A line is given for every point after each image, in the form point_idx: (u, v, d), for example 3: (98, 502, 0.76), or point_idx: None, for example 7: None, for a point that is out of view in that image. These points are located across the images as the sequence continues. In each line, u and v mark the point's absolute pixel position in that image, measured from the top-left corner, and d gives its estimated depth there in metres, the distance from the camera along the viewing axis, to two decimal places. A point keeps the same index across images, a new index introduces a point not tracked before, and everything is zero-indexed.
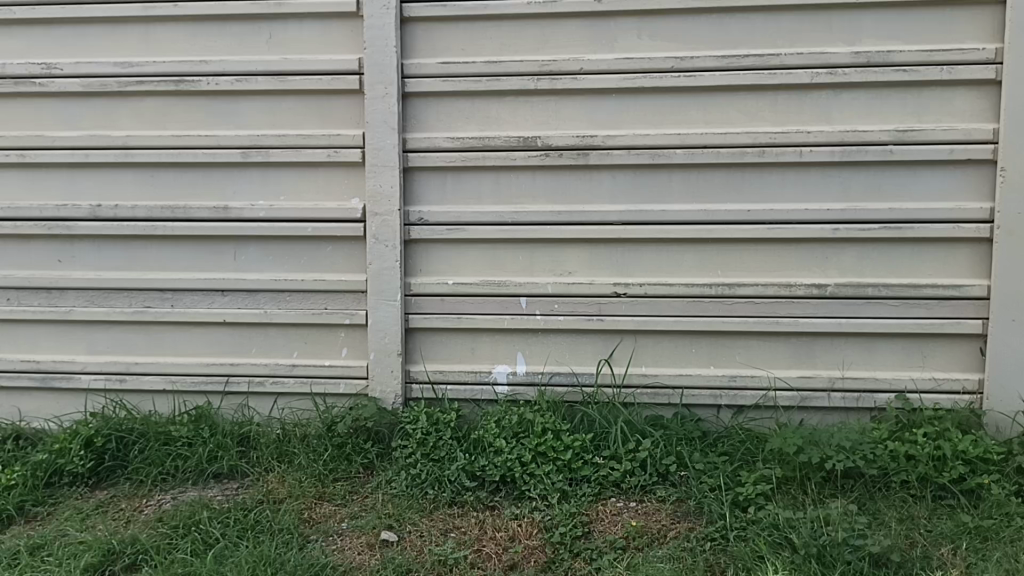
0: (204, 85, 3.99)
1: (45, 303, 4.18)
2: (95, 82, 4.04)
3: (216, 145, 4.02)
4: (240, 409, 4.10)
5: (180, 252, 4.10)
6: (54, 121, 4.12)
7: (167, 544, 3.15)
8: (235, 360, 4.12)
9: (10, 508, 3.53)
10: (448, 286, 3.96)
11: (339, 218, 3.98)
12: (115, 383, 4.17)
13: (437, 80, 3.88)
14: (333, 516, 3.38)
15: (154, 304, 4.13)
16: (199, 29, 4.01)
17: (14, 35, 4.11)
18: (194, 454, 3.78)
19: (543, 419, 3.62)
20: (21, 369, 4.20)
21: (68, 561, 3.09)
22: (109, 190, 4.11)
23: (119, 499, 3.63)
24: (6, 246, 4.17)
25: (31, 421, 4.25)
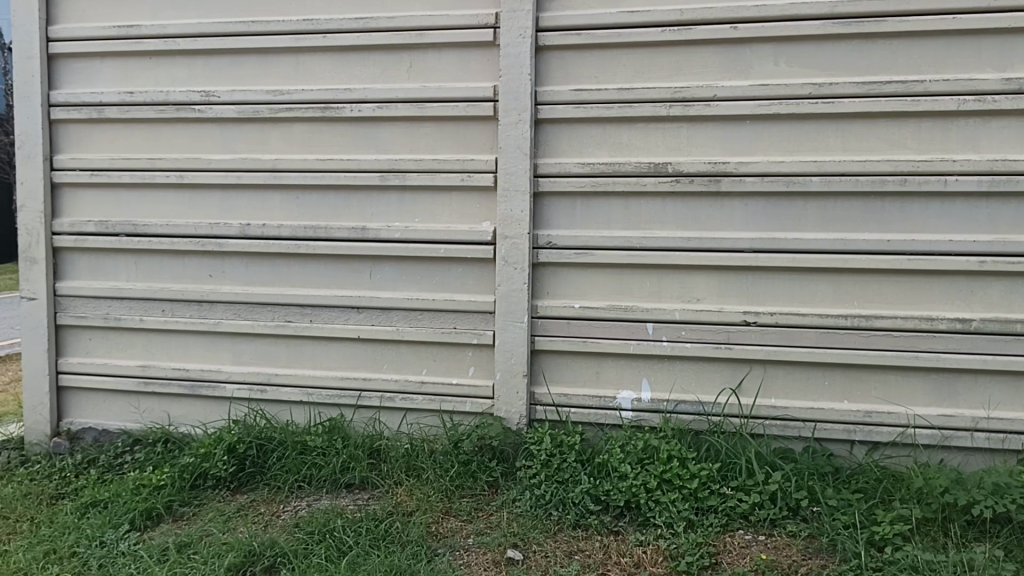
0: (348, 112, 4.19)
1: (196, 314, 4.45)
2: (249, 108, 4.31)
3: (356, 169, 4.21)
4: (371, 422, 4.25)
5: (321, 270, 4.30)
6: (210, 145, 4.41)
7: (303, 549, 3.28)
8: (368, 375, 4.28)
9: (159, 506, 3.76)
10: (575, 309, 4.00)
11: (470, 240, 4.09)
12: (256, 393, 4.39)
13: (570, 106, 3.95)
14: (459, 531, 3.46)
15: (295, 319, 4.34)
16: (345, 58, 4.23)
17: (177, 65, 4.42)
18: (328, 464, 3.94)
19: (669, 446, 3.61)
20: (172, 376, 4.49)
21: (213, 560, 3.26)
22: (257, 210, 4.36)
23: (258, 503, 3.82)
24: (164, 260, 4.48)
25: (180, 425, 4.53)
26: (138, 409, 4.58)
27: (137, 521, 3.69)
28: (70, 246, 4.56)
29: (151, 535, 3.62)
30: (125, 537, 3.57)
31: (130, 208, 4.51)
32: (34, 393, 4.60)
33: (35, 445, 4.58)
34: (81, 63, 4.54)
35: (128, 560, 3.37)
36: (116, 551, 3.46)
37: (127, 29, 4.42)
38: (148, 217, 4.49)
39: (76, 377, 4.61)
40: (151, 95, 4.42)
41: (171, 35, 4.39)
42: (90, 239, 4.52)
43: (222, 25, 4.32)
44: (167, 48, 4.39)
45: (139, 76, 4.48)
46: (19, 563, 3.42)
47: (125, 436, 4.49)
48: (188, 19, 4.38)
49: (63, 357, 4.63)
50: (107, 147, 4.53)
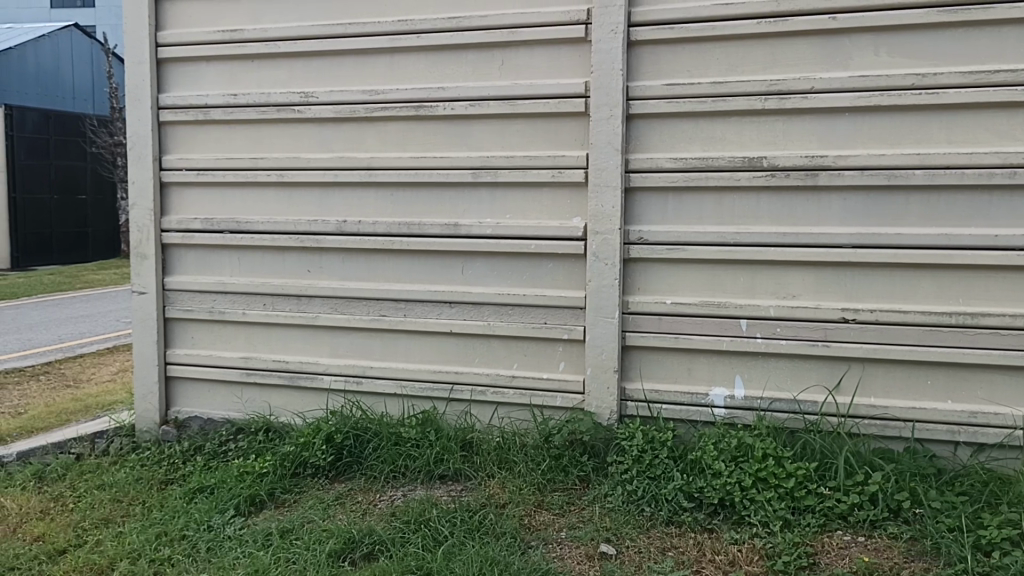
0: (441, 110, 4.27)
1: (295, 308, 4.61)
2: (346, 108, 4.44)
3: (449, 166, 4.28)
4: (463, 415, 4.31)
5: (414, 265, 4.39)
6: (308, 144, 4.55)
7: (401, 538, 3.37)
8: (460, 368, 4.34)
9: (263, 493, 3.92)
10: (666, 305, 3.98)
11: (561, 236, 4.11)
12: (352, 385, 4.51)
13: (663, 101, 3.93)
14: (552, 525, 3.49)
15: (389, 313, 4.44)
16: (439, 58, 4.30)
17: (278, 67, 4.59)
18: (422, 455, 4.03)
19: (764, 444, 3.57)
20: (273, 367, 4.65)
21: (314, 545, 3.38)
22: (354, 207, 4.48)
23: (355, 492, 3.93)
24: (266, 256, 4.65)
25: (279, 415, 4.67)
26: (241, 399, 4.75)
27: (242, 506, 3.85)
28: (177, 243, 4.78)
29: (255, 520, 3.77)
30: (231, 521, 3.73)
31: (234, 206, 4.71)
32: (144, 382, 4.84)
33: (146, 432, 4.82)
34: (188, 67, 4.75)
35: (234, 544, 3.52)
36: (223, 535, 3.62)
37: (232, 34, 4.62)
38: (251, 214, 4.67)
39: (183, 368, 4.82)
40: (253, 97, 4.61)
41: (273, 39, 4.56)
42: (196, 236, 4.74)
43: (321, 27, 4.46)
44: (269, 51, 4.56)
45: (242, 78, 4.67)
46: (134, 543, 3.62)
47: (229, 424, 4.67)
48: (288, 23, 4.55)
49: (171, 348, 4.85)
50: (212, 147, 4.73)
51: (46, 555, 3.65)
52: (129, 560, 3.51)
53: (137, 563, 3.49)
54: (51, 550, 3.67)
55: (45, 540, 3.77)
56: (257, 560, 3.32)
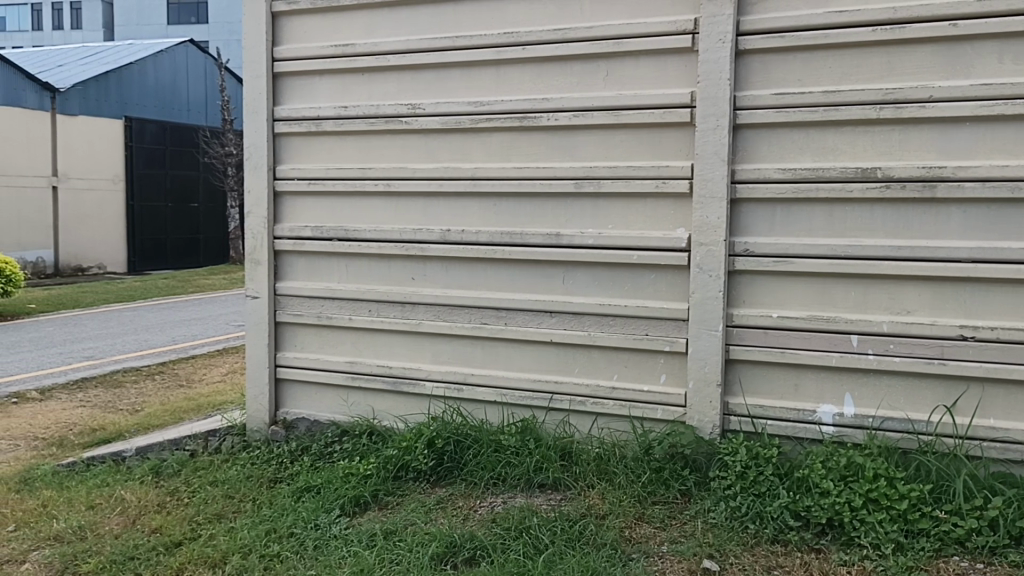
0: (545, 121, 4.31)
1: (399, 315, 4.71)
2: (452, 119, 4.52)
3: (552, 176, 4.31)
4: (562, 425, 4.31)
5: (516, 275, 4.43)
6: (415, 154, 4.66)
7: (501, 544, 3.40)
8: (560, 378, 4.34)
9: (367, 494, 4.02)
10: (773, 319, 3.90)
11: (664, 246, 4.08)
12: (453, 391, 4.57)
13: (772, 111, 3.86)
14: (653, 538, 3.47)
15: (490, 321, 4.49)
16: (544, 69, 4.35)
17: (388, 80, 4.73)
18: (522, 463, 4.05)
19: (875, 464, 3.45)
20: (376, 372, 4.75)
21: (417, 548, 3.44)
22: (458, 216, 4.56)
23: (456, 497, 3.99)
24: (373, 263, 4.78)
25: (382, 419, 4.77)
26: (346, 402, 4.88)
27: (347, 507, 3.96)
28: (289, 249, 4.96)
29: (359, 520, 3.86)
30: (337, 521, 3.84)
31: (343, 214, 4.86)
32: (255, 384, 5.03)
33: (256, 432, 5.01)
34: (303, 80, 4.94)
35: (339, 544, 3.61)
36: (329, 534, 3.72)
37: (344, 48, 4.78)
38: (359, 222, 4.81)
39: (291, 370, 4.98)
40: (363, 109, 4.75)
41: (383, 52, 4.70)
42: (306, 243, 4.91)
43: (430, 40, 4.58)
44: (380, 64, 4.70)
45: (353, 91, 4.82)
46: (245, 539, 3.76)
47: (334, 427, 4.80)
48: (398, 37, 4.68)
49: (280, 351, 5.03)
50: (323, 158, 4.90)
51: (164, 546, 3.83)
52: (241, 554, 3.65)
53: (248, 558, 3.62)
54: (168, 542, 3.85)
55: (163, 532, 3.96)
56: (362, 560, 3.40)
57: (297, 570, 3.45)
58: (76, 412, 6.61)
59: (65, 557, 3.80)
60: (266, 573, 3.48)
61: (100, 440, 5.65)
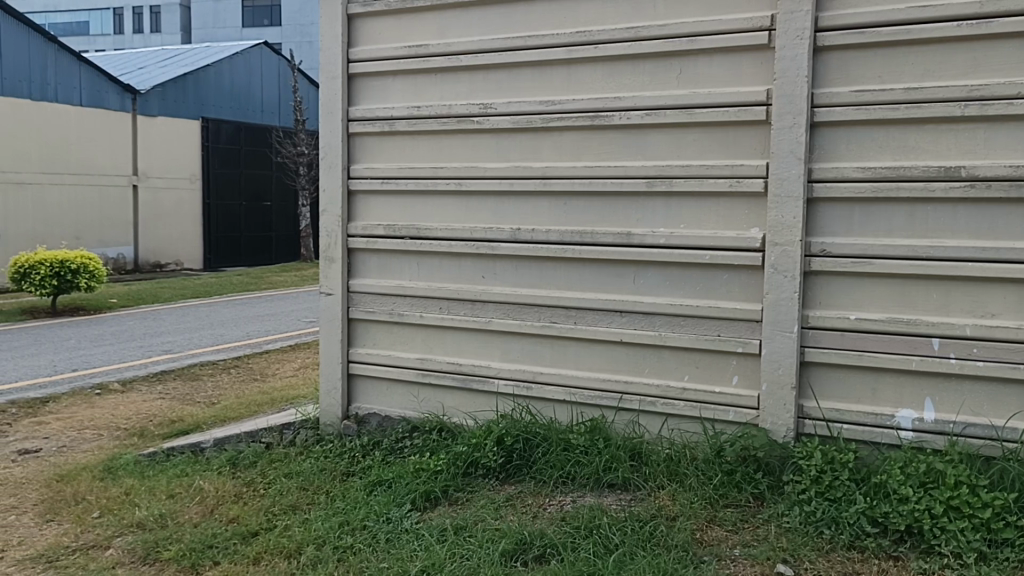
0: (617, 120, 4.29)
1: (469, 313, 4.75)
2: (523, 119, 4.55)
3: (623, 175, 4.30)
4: (631, 425, 4.29)
5: (586, 274, 4.43)
6: (486, 153, 4.69)
7: (572, 542, 3.41)
8: (630, 378, 4.32)
9: (437, 490, 4.06)
10: (850, 321, 3.82)
11: (737, 246, 4.03)
12: (522, 390, 4.58)
13: (850, 109, 3.78)
14: (725, 541, 3.43)
15: (560, 320, 4.50)
16: (616, 68, 4.33)
17: (460, 80, 4.78)
18: (592, 462, 4.04)
19: (957, 471, 3.35)
20: (447, 369, 4.80)
21: (487, 544, 3.46)
22: (528, 215, 4.58)
23: (525, 495, 4.01)
24: (444, 262, 4.83)
25: (452, 416, 4.82)
26: (416, 398, 4.94)
27: (418, 501, 4.01)
28: (362, 247, 5.05)
29: (430, 515, 3.91)
30: (408, 515, 3.89)
31: (415, 213, 4.92)
32: (329, 379, 5.13)
33: (329, 426, 5.11)
34: (376, 81, 5.02)
35: (411, 537, 3.66)
36: (400, 528, 3.78)
37: (417, 49, 4.85)
38: (430, 221, 4.87)
39: (364, 366, 5.07)
40: (435, 108, 4.81)
41: (455, 52, 4.75)
42: (379, 241, 4.99)
43: (501, 40, 4.61)
44: (452, 65, 4.75)
45: (425, 91, 4.88)
46: (320, 530, 3.85)
47: (404, 423, 4.87)
48: (470, 37, 4.72)
49: (353, 347, 5.12)
50: (396, 157, 4.97)
51: (241, 535, 3.94)
52: (315, 545, 3.74)
53: (322, 549, 3.70)
54: (245, 531, 3.96)
55: (240, 522, 4.07)
56: (433, 554, 3.45)
57: (370, 562, 3.51)
58: (156, 404, 6.84)
59: (147, 544, 3.94)
60: (339, 564, 3.55)
61: (179, 431, 5.84)
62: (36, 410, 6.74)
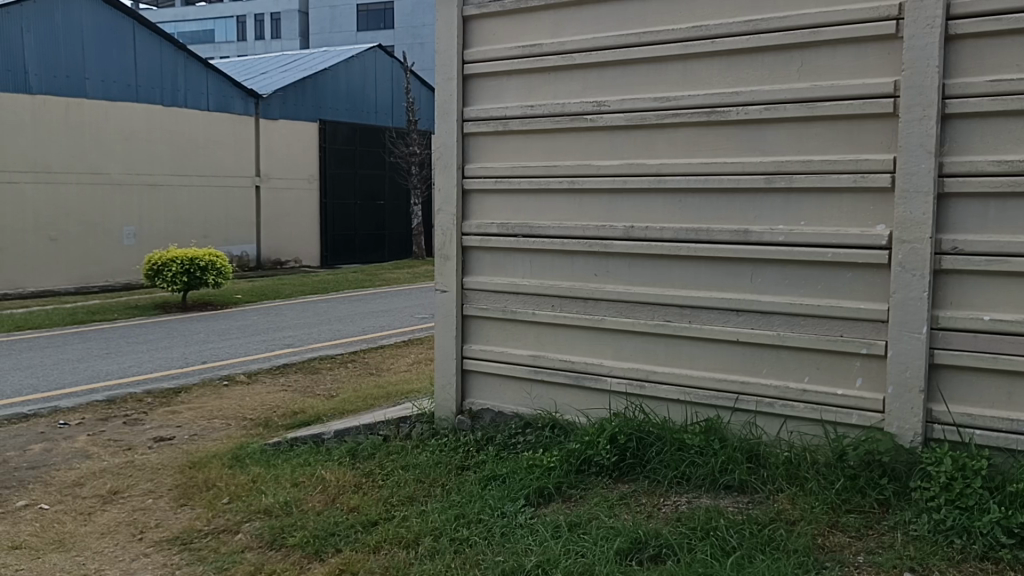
0: (735, 115, 4.22)
1: (582, 311, 4.76)
2: (637, 116, 4.52)
3: (741, 171, 4.22)
4: (748, 426, 4.20)
5: (701, 272, 4.36)
6: (600, 151, 4.69)
7: (688, 543, 3.38)
8: (746, 378, 4.24)
9: (551, 486, 4.10)
10: (984, 322, 3.63)
11: (862, 244, 3.90)
12: (635, 388, 4.56)
13: (985, 99, 3.60)
14: (848, 547, 3.34)
15: (675, 319, 4.45)
16: (733, 62, 4.26)
17: (573, 78, 4.79)
18: (708, 463, 4.00)
19: None
20: (560, 367, 4.82)
21: (602, 541, 3.47)
22: (642, 213, 4.55)
23: (639, 494, 3.99)
24: (556, 259, 4.86)
25: (565, 413, 4.83)
26: (529, 395, 4.98)
27: (532, 497, 4.06)
28: (476, 245, 5.13)
29: (544, 511, 3.96)
30: (522, 510, 3.94)
31: (528, 211, 4.97)
32: (444, 374, 5.24)
33: (444, 420, 5.22)
34: (491, 81, 5.09)
35: (526, 532, 3.70)
36: (515, 522, 3.83)
37: (531, 49, 4.89)
38: (543, 220, 4.90)
39: (478, 362, 5.15)
40: (549, 107, 4.84)
41: (569, 51, 4.77)
42: (493, 239, 5.06)
43: (616, 37, 4.60)
44: (565, 63, 4.77)
45: (539, 90, 4.92)
46: (437, 522, 3.94)
47: (518, 419, 4.92)
48: (584, 35, 4.73)
49: (467, 343, 5.21)
50: (510, 156, 5.03)
51: (361, 524, 4.07)
52: (432, 536, 3.83)
53: (438, 540, 3.79)
54: (365, 520, 4.09)
55: (360, 511, 4.20)
56: (548, 549, 3.48)
57: (486, 556, 3.57)
58: (279, 396, 7.13)
59: (273, 530, 4.12)
60: (456, 556, 3.63)
61: (301, 422, 6.07)
62: (169, 400, 7.14)
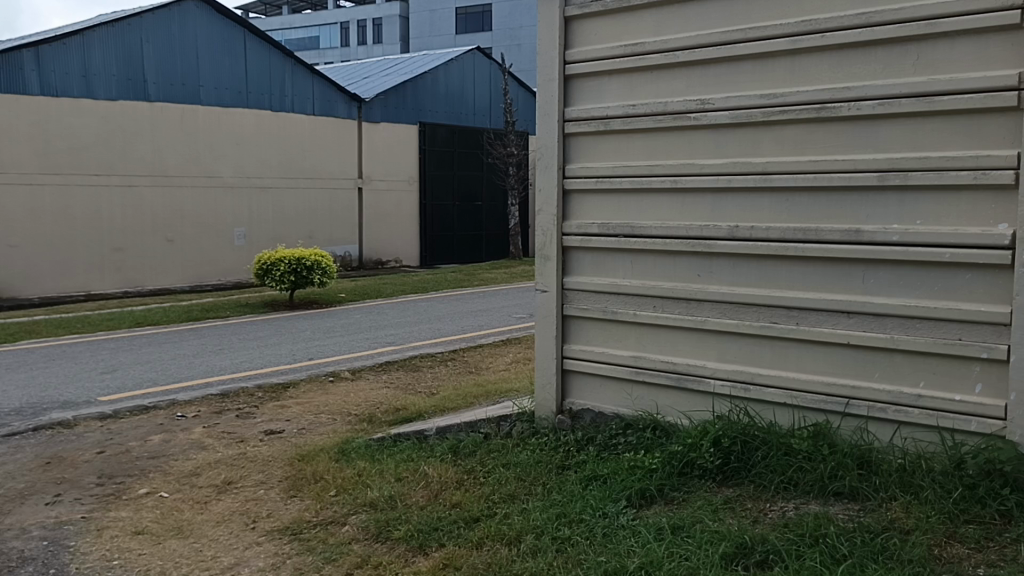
0: (845, 111, 4.10)
1: (684, 312, 4.70)
2: (743, 113, 4.44)
3: (852, 169, 4.10)
4: (859, 432, 4.07)
5: (810, 273, 4.25)
6: (704, 150, 4.63)
7: (796, 550, 3.31)
8: (857, 383, 4.11)
9: (652, 488, 4.07)
10: None
11: (983, 243, 3.74)
12: (740, 391, 4.48)
13: None
14: (967, 559, 3.20)
15: (781, 320, 4.36)
16: (844, 56, 4.14)
17: (676, 76, 4.74)
18: (816, 469, 3.90)
19: None
20: (661, 368, 4.79)
21: (707, 546, 3.43)
22: (748, 213, 4.47)
23: (744, 498, 3.92)
24: (658, 260, 4.82)
25: (666, 414, 4.80)
26: (630, 396, 4.95)
27: (633, 498, 4.04)
28: (577, 245, 5.14)
29: (646, 512, 3.93)
30: (624, 511, 3.93)
31: (629, 211, 4.94)
32: (545, 373, 5.26)
33: (545, 419, 5.24)
34: (592, 82, 5.08)
35: (628, 534, 3.69)
36: (617, 523, 3.82)
37: (633, 47, 4.87)
38: (645, 219, 4.87)
39: (578, 362, 5.15)
40: (651, 106, 4.80)
41: (672, 49, 4.72)
42: (594, 239, 5.05)
43: (720, 34, 4.53)
44: (669, 61, 4.73)
45: (642, 89, 4.89)
46: (538, 520, 3.96)
47: (619, 419, 4.91)
48: (688, 32, 4.68)
49: (567, 343, 5.21)
50: (612, 156, 5.01)
51: (464, 520, 4.13)
52: (534, 534, 3.86)
53: (541, 538, 3.82)
54: (467, 516, 4.15)
55: (463, 507, 4.27)
56: (651, 552, 3.45)
57: (589, 555, 3.57)
58: (381, 392, 7.30)
59: (379, 523, 4.23)
60: (558, 555, 3.65)
61: (403, 419, 6.20)
62: (278, 394, 7.40)
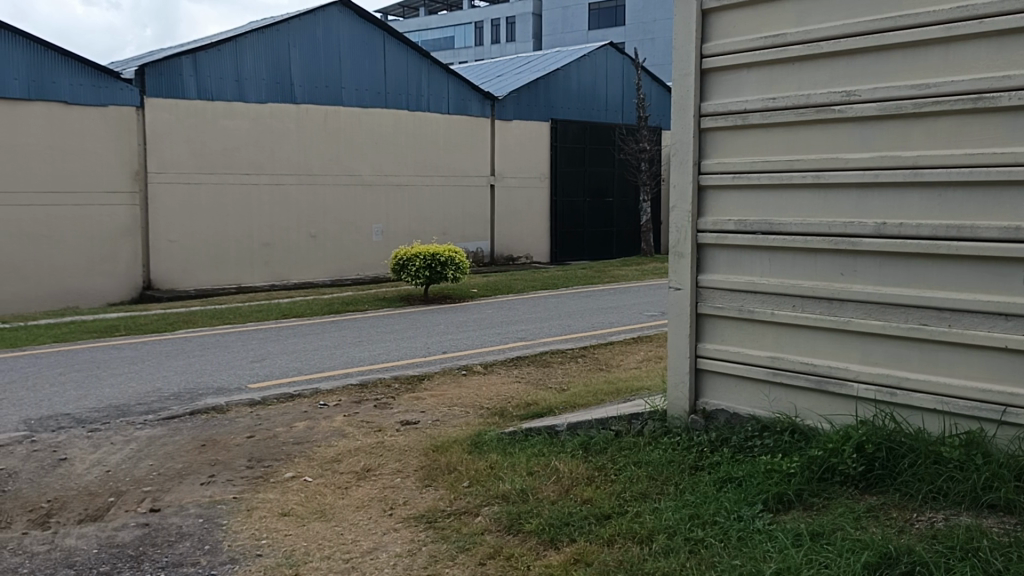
0: (1005, 101, 3.87)
1: (826, 311, 4.55)
2: (891, 105, 4.25)
3: (1012, 162, 3.86)
4: (1016, 442, 3.82)
5: (964, 272, 4.03)
6: (849, 144, 4.45)
7: (945, 563, 3.15)
8: (1015, 390, 3.86)
9: (790, 493, 3.96)
10: None
11: None
12: (885, 395, 4.30)
13: None
14: None
15: (931, 322, 4.15)
16: (1003, 43, 3.90)
17: (820, 68, 4.58)
18: (968, 480, 3.70)
19: None
20: (801, 369, 4.65)
21: (847, 554, 3.31)
22: (896, 209, 4.27)
23: (888, 507, 3.76)
24: (798, 257, 4.68)
25: (806, 418, 4.66)
26: (766, 397, 4.83)
27: (770, 502, 3.95)
28: (712, 242, 5.05)
29: (783, 517, 3.83)
30: (760, 515, 3.84)
31: (767, 207, 4.81)
32: (678, 372, 5.19)
33: (677, 419, 5.18)
34: (731, 75, 4.97)
35: (764, 538, 3.61)
36: (752, 527, 3.75)
37: (773, 39, 4.74)
38: (784, 215, 4.73)
39: (712, 362, 5.07)
40: (792, 99, 4.66)
41: (816, 40, 4.56)
42: (730, 236, 4.95)
43: (868, 22, 4.35)
44: (811, 52, 4.57)
45: (782, 81, 4.75)
46: (671, 520, 3.93)
47: (754, 421, 4.79)
48: (832, 22, 4.51)
49: (701, 342, 5.14)
50: (749, 151, 4.89)
51: (595, 516, 4.15)
52: (666, 534, 3.83)
53: (673, 538, 3.78)
54: (598, 513, 4.16)
55: (593, 503, 4.28)
56: (789, 557, 3.37)
57: (722, 558, 3.52)
58: (512, 387, 7.41)
59: (510, 515, 4.30)
60: (691, 556, 3.61)
61: (535, 413, 6.27)
62: (414, 386, 7.63)
